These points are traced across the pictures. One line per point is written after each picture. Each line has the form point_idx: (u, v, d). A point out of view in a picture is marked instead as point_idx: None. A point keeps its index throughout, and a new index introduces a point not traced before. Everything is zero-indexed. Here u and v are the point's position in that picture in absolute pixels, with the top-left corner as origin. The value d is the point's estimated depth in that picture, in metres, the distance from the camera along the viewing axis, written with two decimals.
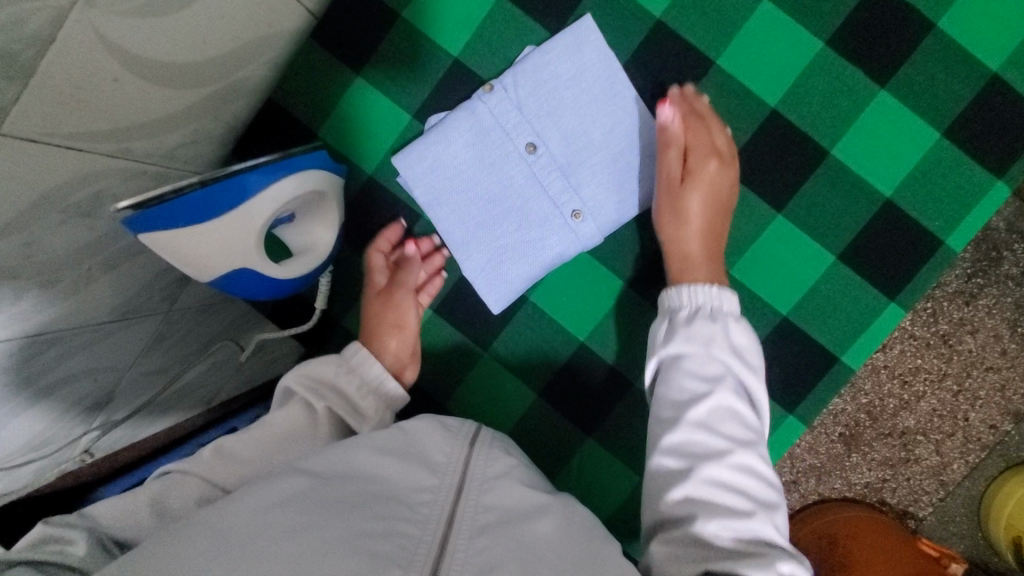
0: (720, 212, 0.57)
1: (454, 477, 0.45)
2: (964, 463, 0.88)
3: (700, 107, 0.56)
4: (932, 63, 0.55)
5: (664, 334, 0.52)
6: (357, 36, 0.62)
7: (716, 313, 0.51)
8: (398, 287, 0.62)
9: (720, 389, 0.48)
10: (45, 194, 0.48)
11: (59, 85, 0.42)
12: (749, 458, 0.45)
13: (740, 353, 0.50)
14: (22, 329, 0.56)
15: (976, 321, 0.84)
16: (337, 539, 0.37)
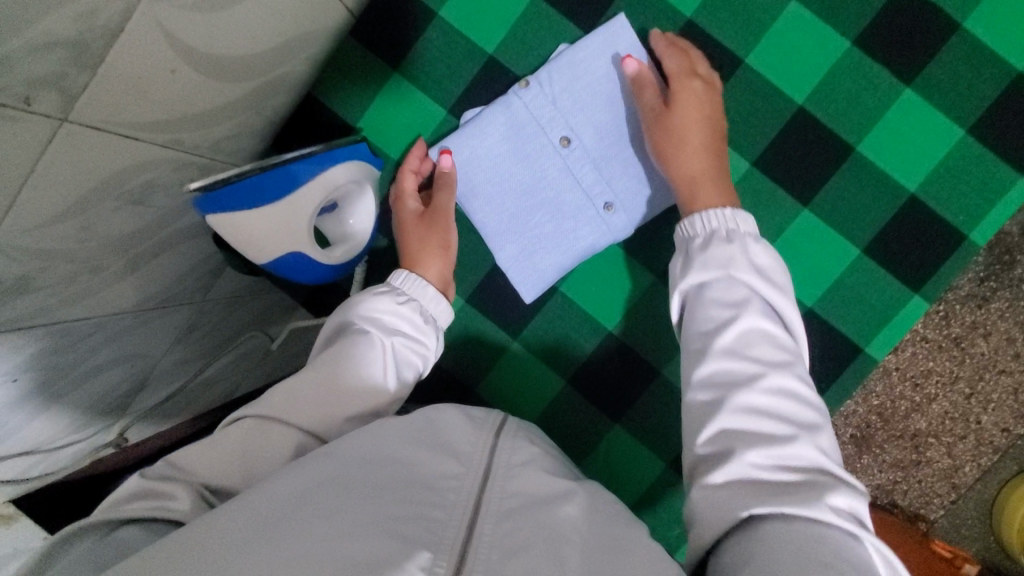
0: (712, 133, 0.57)
1: (479, 463, 0.47)
2: (976, 466, 0.89)
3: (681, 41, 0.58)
4: (957, 62, 0.57)
5: (682, 265, 0.53)
6: (396, 34, 0.64)
7: (733, 234, 0.52)
8: (435, 212, 0.62)
9: (747, 312, 0.48)
10: (102, 180, 0.50)
11: (122, 76, 0.45)
12: (783, 379, 0.46)
13: (766, 275, 0.51)
14: (70, 313, 0.57)
15: (988, 324, 0.85)
16: (369, 522, 0.39)
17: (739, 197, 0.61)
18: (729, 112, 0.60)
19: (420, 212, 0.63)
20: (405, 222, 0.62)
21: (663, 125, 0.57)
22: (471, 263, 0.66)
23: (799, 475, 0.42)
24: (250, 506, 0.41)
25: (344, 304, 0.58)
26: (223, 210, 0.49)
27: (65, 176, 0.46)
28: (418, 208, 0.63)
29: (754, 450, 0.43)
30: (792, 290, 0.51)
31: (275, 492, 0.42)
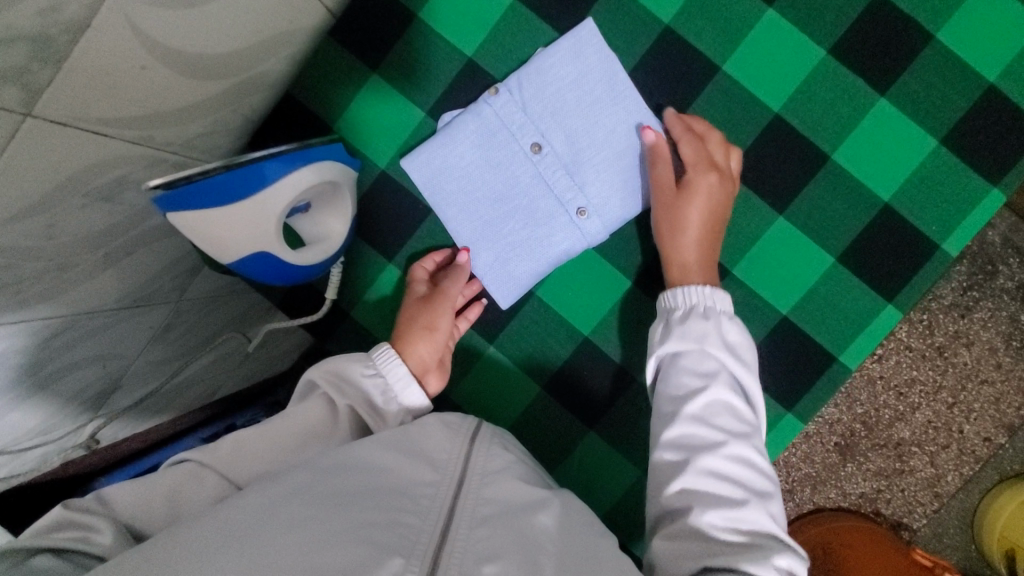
0: (719, 219, 0.58)
1: (454, 471, 0.47)
2: (958, 476, 0.90)
3: (697, 127, 0.58)
4: (932, 73, 0.58)
5: (661, 334, 0.54)
6: (375, 35, 0.63)
7: (710, 310, 0.53)
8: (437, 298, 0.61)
9: (715, 385, 0.49)
10: (68, 177, 0.49)
11: (89, 71, 0.44)
12: (744, 449, 0.46)
13: (736, 352, 0.51)
14: (37, 310, 0.56)
15: (970, 334, 0.85)
16: (344, 530, 0.38)
17: None
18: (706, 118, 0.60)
19: (422, 294, 0.62)
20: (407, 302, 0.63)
21: (669, 204, 0.57)
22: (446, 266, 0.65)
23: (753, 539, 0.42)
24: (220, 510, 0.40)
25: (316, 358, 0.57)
26: (182, 207, 0.48)
27: (27, 171, 0.45)
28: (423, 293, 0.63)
29: (711, 506, 0.43)
30: (757, 369, 0.52)
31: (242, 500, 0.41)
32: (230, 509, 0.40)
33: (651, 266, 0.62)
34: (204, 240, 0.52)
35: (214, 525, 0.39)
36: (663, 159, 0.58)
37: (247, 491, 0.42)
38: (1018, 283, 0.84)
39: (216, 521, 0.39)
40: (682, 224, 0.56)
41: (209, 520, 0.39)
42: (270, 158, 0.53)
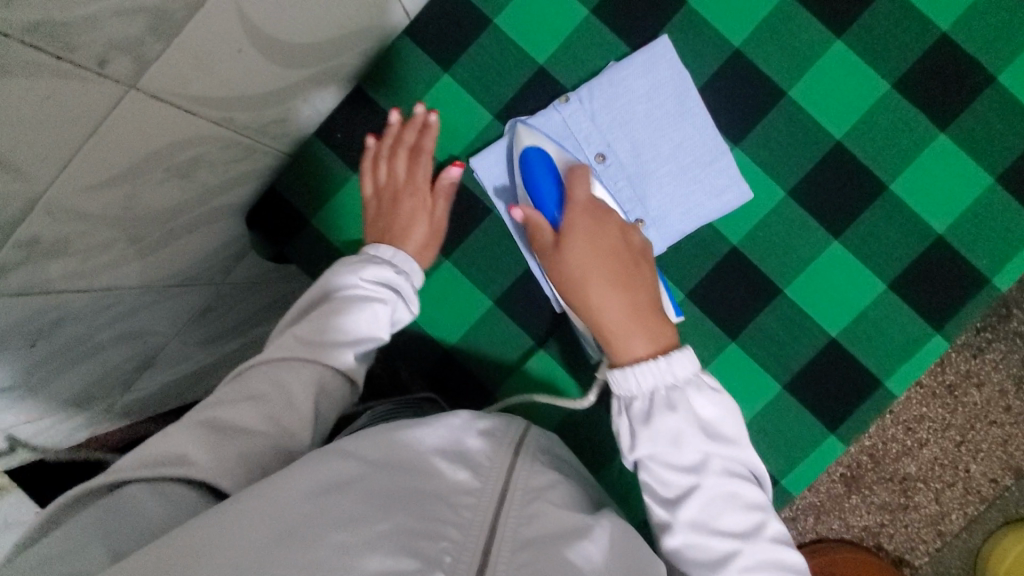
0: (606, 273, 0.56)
1: (498, 485, 0.45)
2: (962, 515, 0.91)
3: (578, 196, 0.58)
4: (989, 113, 0.59)
5: (630, 438, 0.52)
6: (450, 37, 0.65)
7: (676, 393, 0.51)
8: (444, 221, 0.66)
9: (705, 477, 0.49)
10: (153, 151, 0.50)
11: (192, 50, 0.45)
12: (699, 479, 0.49)
13: (712, 427, 0.51)
14: (96, 279, 0.57)
15: (982, 374, 0.87)
16: (386, 533, 0.38)
17: (771, 224, 0.62)
18: (768, 140, 0.61)
19: (423, 208, 0.66)
20: (412, 206, 0.66)
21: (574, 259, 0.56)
22: (501, 266, 0.66)
23: (746, 533, 0.48)
24: (272, 490, 0.40)
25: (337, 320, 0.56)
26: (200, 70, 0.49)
27: (120, 139, 0.46)
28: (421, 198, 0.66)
29: (713, 536, 0.48)
30: (736, 419, 0.52)
31: (299, 479, 0.41)
32: (294, 494, 0.40)
33: (705, 280, 0.63)
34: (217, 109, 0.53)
35: (285, 513, 0.39)
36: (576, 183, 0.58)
37: (295, 468, 0.42)
38: None
39: (281, 502, 0.39)
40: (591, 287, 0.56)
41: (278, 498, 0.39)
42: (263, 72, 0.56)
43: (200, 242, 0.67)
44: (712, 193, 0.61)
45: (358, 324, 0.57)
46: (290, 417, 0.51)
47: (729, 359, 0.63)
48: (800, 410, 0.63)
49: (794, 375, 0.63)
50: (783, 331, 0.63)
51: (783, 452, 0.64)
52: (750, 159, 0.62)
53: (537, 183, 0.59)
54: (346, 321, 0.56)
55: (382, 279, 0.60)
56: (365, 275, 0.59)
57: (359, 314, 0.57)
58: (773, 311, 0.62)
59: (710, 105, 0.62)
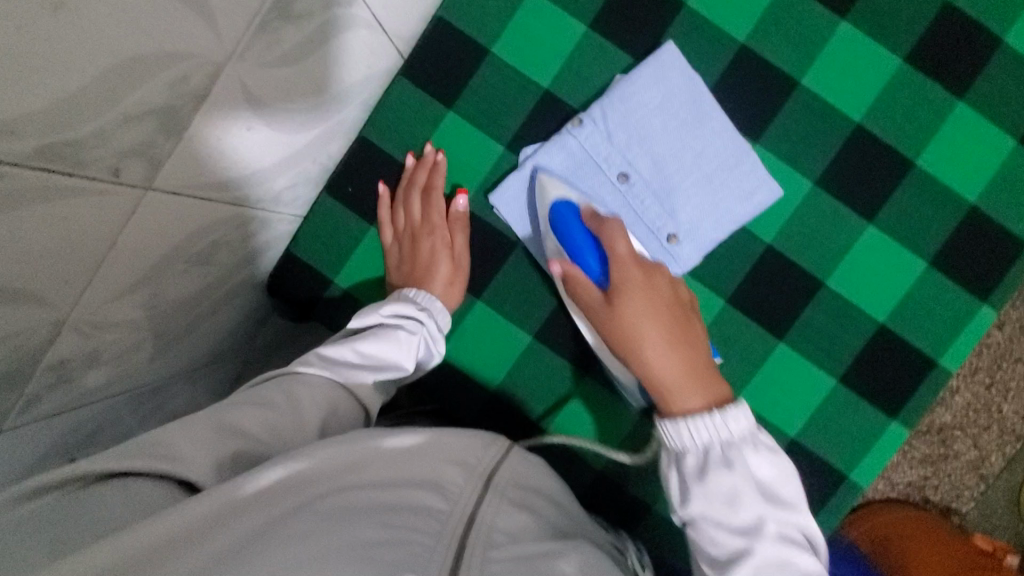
0: (662, 322, 0.54)
1: (465, 507, 0.44)
2: (1001, 455, 0.91)
3: (622, 251, 0.55)
4: (1006, 75, 0.58)
5: (679, 489, 0.48)
6: (449, 74, 0.63)
7: (731, 452, 0.47)
8: (464, 255, 0.65)
9: (760, 542, 0.44)
10: (172, 245, 0.49)
11: (203, 139, 0.44)
12: (755, 546, 0.44)
13: (771, 488, 0.47)
14: (129, 375, 0.55)
15: (1004, 314, 0.88)
16: (341, 547, 0.37)
17: (803, 217, 0.61)
18: (787, 133, 0.60)
19: (441, 242, 0.64)
20: (431, 241, 0.64)
21: (612, 321, 0.55)
22: (535, 299, 0.65)
23: None
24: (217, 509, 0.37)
25: (350, 351, 0.55)
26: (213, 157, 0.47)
27: (140, 240, 0.45)
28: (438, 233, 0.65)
29: None
30: (801, 490, 0.47)
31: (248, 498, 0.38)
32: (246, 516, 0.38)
33: (744, 284, 0.61)
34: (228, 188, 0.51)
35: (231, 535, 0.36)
36: (613, 230, 0.55)
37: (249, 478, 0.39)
38: None
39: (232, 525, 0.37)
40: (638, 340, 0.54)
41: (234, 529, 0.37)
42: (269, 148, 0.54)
43: (222, 316, 0.65)
44: (742, 197, 0.59)
45: (378, 357, 0.56)
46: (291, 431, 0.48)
47: (781, 360, 0.62)
48: (859, 401, 0.61)
49: (849, 366, 0.62)
50: (831, 324, 0.61)
51: (846, 444, 0.62)
52: (772, 155, 0.60)
53: (570, 232, 0.56)
54: (364, 349, 0.55)
55: (404, 314, 0.59)
56: (386, 310, 0.59)
57: (382, 344, 0.56)
58: (817, 304, 0.61)
59: (723, 105, 0.60)
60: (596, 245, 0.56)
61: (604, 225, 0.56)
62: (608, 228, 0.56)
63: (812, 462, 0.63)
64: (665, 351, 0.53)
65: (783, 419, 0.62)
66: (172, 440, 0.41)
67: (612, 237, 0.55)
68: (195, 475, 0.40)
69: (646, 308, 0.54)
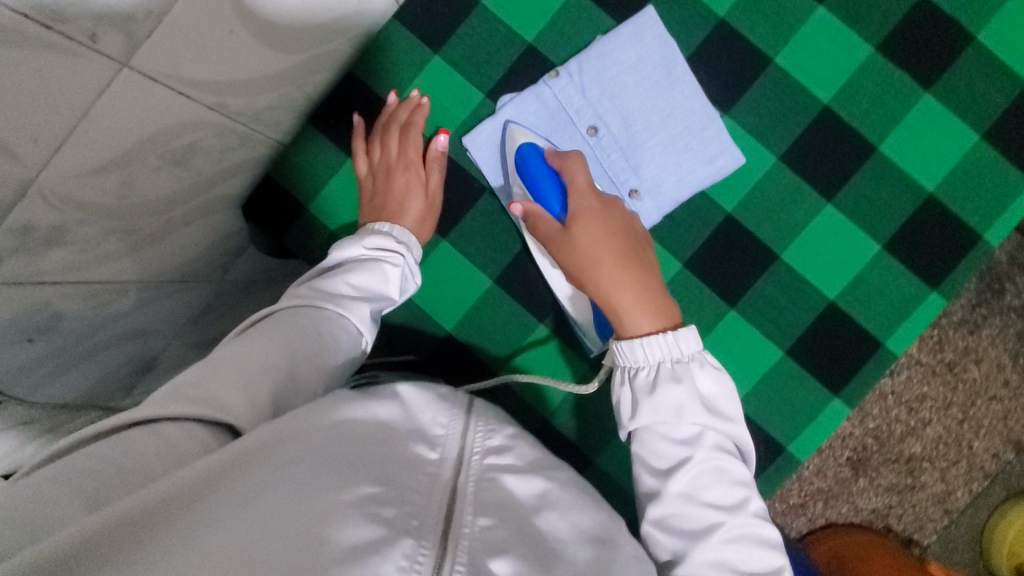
0: (614, 250, 0.57)
1: (454, 457, 0.45)
2: (967, 492, 0.91)
3: (578, 182, 0.59)
4: (972, 71, 0.60)
5: (630, 403, 0.51)
6: (438, 21, 0.66)
7: (680, 369, 0.51)
8: (438, 193, 0.67)
9: (700, 451, 0.49)
10: (147, 136, 0.50)
11: (185, 29, 0.45)
12: (695, 456, 0.48)
13: (712, 403, 0.51)
14: (94, 272, 0.55)
15: (979, 350, 0.88)
16: (350, 503, 0.36)
17: (765, 190, 0.62)
18: (757, 107, 0.62)
19: (417, 178, 0.66)
20: (407, 177, 0.66)
21: (568, 249, 0.57)
22: (499, 245, 0.66)
23: (727, 510, 0.47)
24: (233, 454, 0.38)
25: (332, 287, 0.56)
26: (193, 58, 0.49)
27: (116, 121, 0.46)
28: (415, 171, 0.67)
29: (697, 511, 0.47)
30: (738, 407, 0.52)
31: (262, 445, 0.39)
32: (263, 460, 0.38)
33: (703, 248, 0.63)
34: (204, 91, 0.52)
35: (252, 480, 0.36)
36: (572, 165, 0.59)
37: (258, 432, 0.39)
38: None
39: (253, 468, 0.37)
40: (592, 262, 0.57)
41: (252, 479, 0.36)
42: (254, 66, 0.55)
43: (196, 232, 0.66)
44: (705, 158, 0.61)
45: (367, 287, 0.57)
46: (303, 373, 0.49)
47: (731, 327, 0.63)
48: (802, 375, 0.63)
49: (796, 340, 0.63)
50: (782, 296, 0.63)
51: (789, 418, 0.64)
52: (740, 126, 0.62)
53: (529, 170, 0.60)
54: (354, 282, 0.57)
55: (385, 247, 0.60)
56: (368, 243, 0.60)
57: (362, 277, 0.57)
58: (771, 276, 0.63)
59: (698, 74, 0.63)
60: (558, 176, 0.60)
61: (564, 159, 0.60)
62: (564, 162, 0.60)
63: (753, 431, 0.64)
64: (617, 277, 0.56)
65: None
66: (198, 384, 0.43)
67: (567, 172, 0.59)
68: (228, 415, 0.42)
69: (601, 236, 0.57)
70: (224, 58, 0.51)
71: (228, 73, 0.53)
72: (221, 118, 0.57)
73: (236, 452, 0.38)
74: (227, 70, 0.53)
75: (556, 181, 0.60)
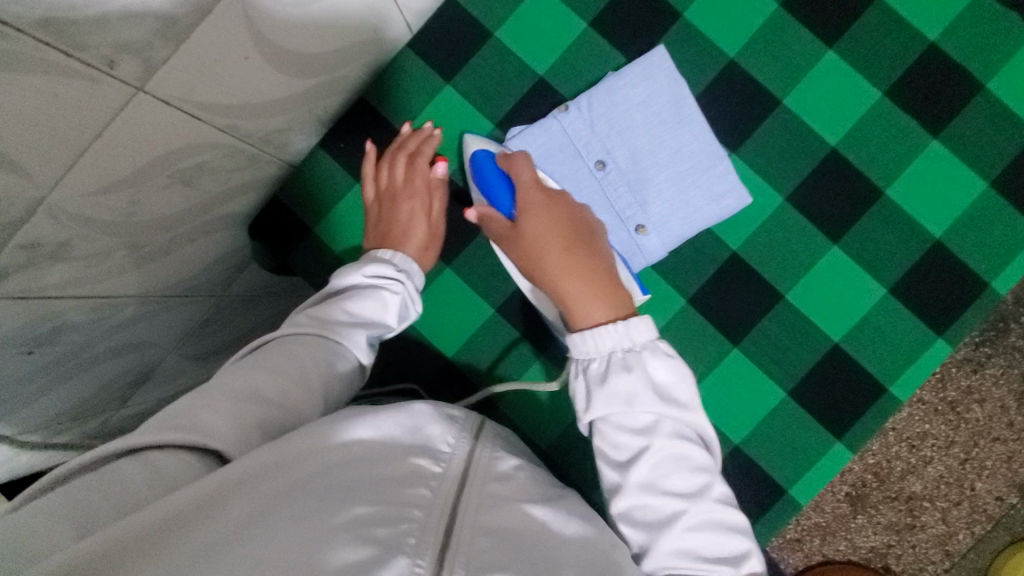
0: (563, 241, 0.58)
1: (460, 465, 0.45)
2: (969, 534, 0.90)
3: (523, 177, 0.61)
4: (982, 120, 0.61)
5: (585, 398, 0.53)
6: (451, 51, 0.67)
7: (631, 359, 0.52)
8: (441, 222, 0.67)
9: (654, 441, 0.50)
10: (157, 156, 0.50)
11: (201, 55, 0.46)
12: (654, 447, 0.50)
13: (666, 391, 0.52)
14: (97, 288, 0.55)
15: (983, 391, 0.87)
16: (340, 526, 0.38)
17: (770, 229, 0.62)
18: (765, 147, 0.62)
19: (421, 206, 0.67)
20: (410, 204, 0.66)
21: (517, 245, 0.60)
22: (502, 274, 0.66)
23: (687, 498, 0.49)
24: (233, 477, 0.39)
25: (332, 317, 0.56)
26: (208, 84, 0.49)
27: (127, 142, 0.46)
28: (419, 198, 0.67)
29: (659, 500, 0.50)
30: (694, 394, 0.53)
31: (264, 463, 0.40)
32: (264, 480, 0.40)
33: (706, 285, 0.63)
34: (217, 115, 0.53)
35: (252, 503, 0.38)
36: (517, 160, 0.61)
37: (257, 454, 0.41)
38: None
39: (255, 490, 0.39)
40: (539, 256, 0.59)
41: (246, 502, 0.38)
42: (269, 90, 0.56)
43: (199, 248, 0.66)
44: (711, 197, 0.62)
45: (364, 315, 0.57)
46: (299, 396, 0.50)
47: (733, 365, 0.63)
48: (803, 416, 0.62)
49: (798, 381, 0.62)
50: (785, 336, 0.62)
51: (789, 459, 0.63)
52: (747, 166, 0.62)
53: (484, 174, 0.63)
54: (352, 310, 0.56)
55: (384, 275, 0.59)
56: (366, 270, 0.58)
57: (362, 305, 0.57)
58: (774, 316, 0.63)
59: (706, 113, 0.63)
60: (506, 169, 0.62)
61: (511, 156, 0.62)
62: (513, 158, 0.61)
63: (753, 471, 0.63)
64: (563, 261, 0.58)
65: (728, 423, 0.63)
66: (190, 414, 0.44)
67: (515, 167, 0.61)
68: (220, 442, 0.43)
69: (548, 230, 0.59)
70: (237, 82, 0.52)
71: (242, 97, 0.54)
72: (233, 138, 0.57)
73: (238, 471, 0.40)
74: (240, 95, 0.53)
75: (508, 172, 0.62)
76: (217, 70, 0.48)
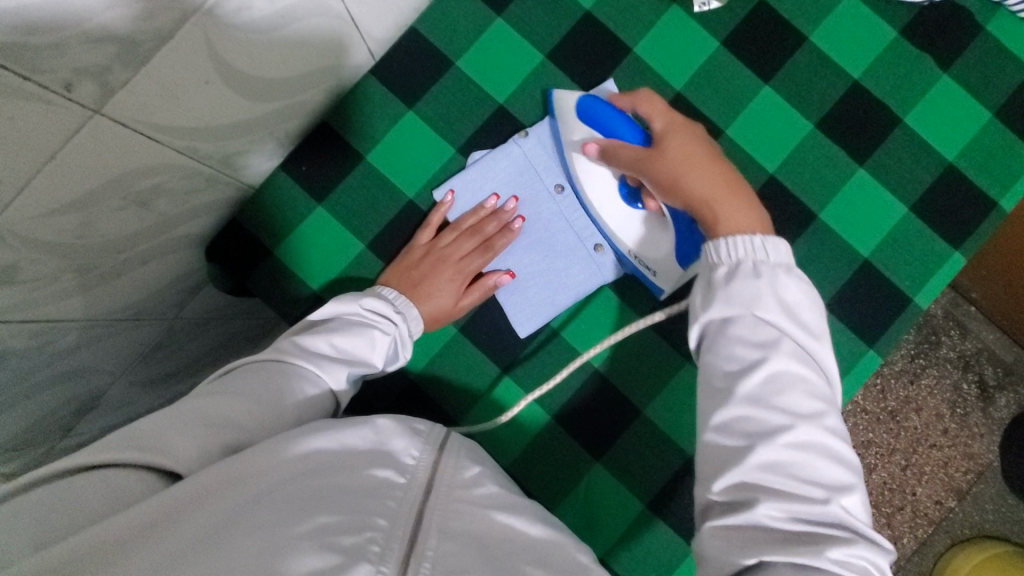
0: (710, 153, 0.56)
1: (422, 480, 0.44)
2: (913, 538, 0.94)
3: (659, 124, 0.58)
4: (901, 150, 0.67)
5: (702, 297, 0.48)
6: (413, 79, 0.69)
7: (762, 266, 0.48)
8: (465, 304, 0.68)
9: (777, 357, 0.44)
10: (113, 178, 0.50)
11: (161, 79, 0.46)
12: (781, 387, 0.43)
13: (795, 308, 0.47)
14: (42, 312, 0.53)
15: (919, 400, 0.94)
16: (302, 535, 0.35)
17: None
18: None
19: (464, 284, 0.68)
20: (462, 280, 0.68)
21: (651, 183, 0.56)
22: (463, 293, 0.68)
23: (816, 499, 0.40)
24: (188, 493, 0.37)
25: (328, 343, 0.55)
26: (167, 107, 0.49)
27: (82, 165, 0.46)
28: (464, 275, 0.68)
29: (773, 477, 0.41)
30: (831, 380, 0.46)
31: (235, 473, 0.39)
32: (231, 490, 0.38)
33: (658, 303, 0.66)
34: (175, 137, 0.53)
35: (218, 505, 0.36)
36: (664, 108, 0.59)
37: (214, 468, 0.39)
38: (959, 352, 0.94)
39: (216, 501, 0.37)
40: (681, 173, 0.55)
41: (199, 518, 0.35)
42: (230, 113, 0.56)
43: (151, 270, 0.64)
44: None
45: (353, 352, 0.56)
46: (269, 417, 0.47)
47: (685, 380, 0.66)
48: None
49: None
50: None
51: None
52: None
53: (601, 114, 0.59)
54: (338, 344, 0.56)
55: (380, 311, 0.60)
56: (365, 303, 0.60)
57: (358, 335, 0.57)
58: None
59: None
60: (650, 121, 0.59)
61: (653, 105, 0.59)
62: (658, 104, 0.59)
63: None
64: (725, 179, 0.55)
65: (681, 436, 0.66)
66: (159, 431, 0.41)
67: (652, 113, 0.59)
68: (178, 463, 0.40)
69: (696, 150, 0.56)
70: (197, 105, 0.52)
71: (201, 120, 0.54)
72: (191, 160, 0.57)
73: (202, 481, 0.38)
74: (199, 118, 0.53)
75: (657, 114, 0.59)
76: (177, 93, 0.49)
